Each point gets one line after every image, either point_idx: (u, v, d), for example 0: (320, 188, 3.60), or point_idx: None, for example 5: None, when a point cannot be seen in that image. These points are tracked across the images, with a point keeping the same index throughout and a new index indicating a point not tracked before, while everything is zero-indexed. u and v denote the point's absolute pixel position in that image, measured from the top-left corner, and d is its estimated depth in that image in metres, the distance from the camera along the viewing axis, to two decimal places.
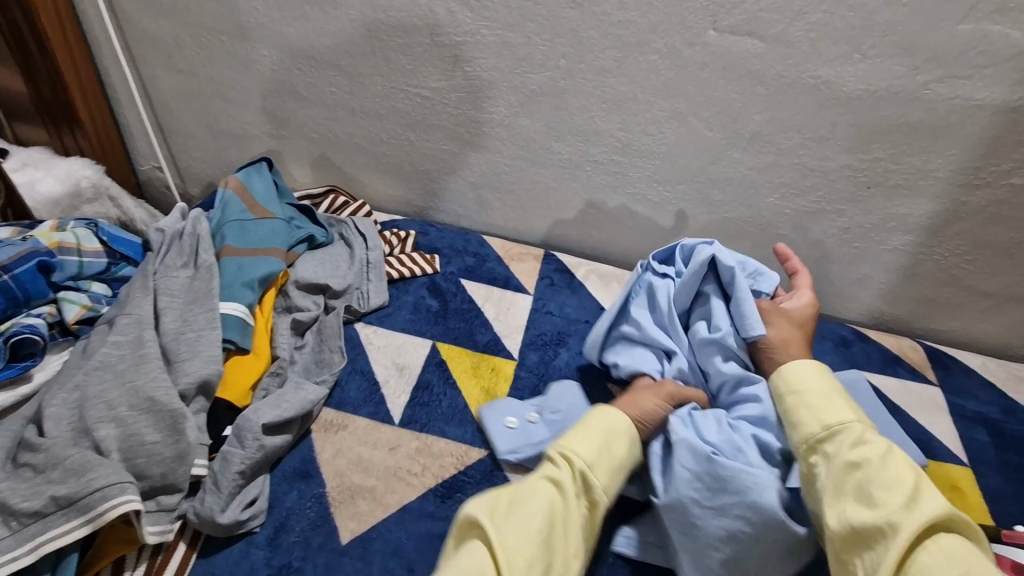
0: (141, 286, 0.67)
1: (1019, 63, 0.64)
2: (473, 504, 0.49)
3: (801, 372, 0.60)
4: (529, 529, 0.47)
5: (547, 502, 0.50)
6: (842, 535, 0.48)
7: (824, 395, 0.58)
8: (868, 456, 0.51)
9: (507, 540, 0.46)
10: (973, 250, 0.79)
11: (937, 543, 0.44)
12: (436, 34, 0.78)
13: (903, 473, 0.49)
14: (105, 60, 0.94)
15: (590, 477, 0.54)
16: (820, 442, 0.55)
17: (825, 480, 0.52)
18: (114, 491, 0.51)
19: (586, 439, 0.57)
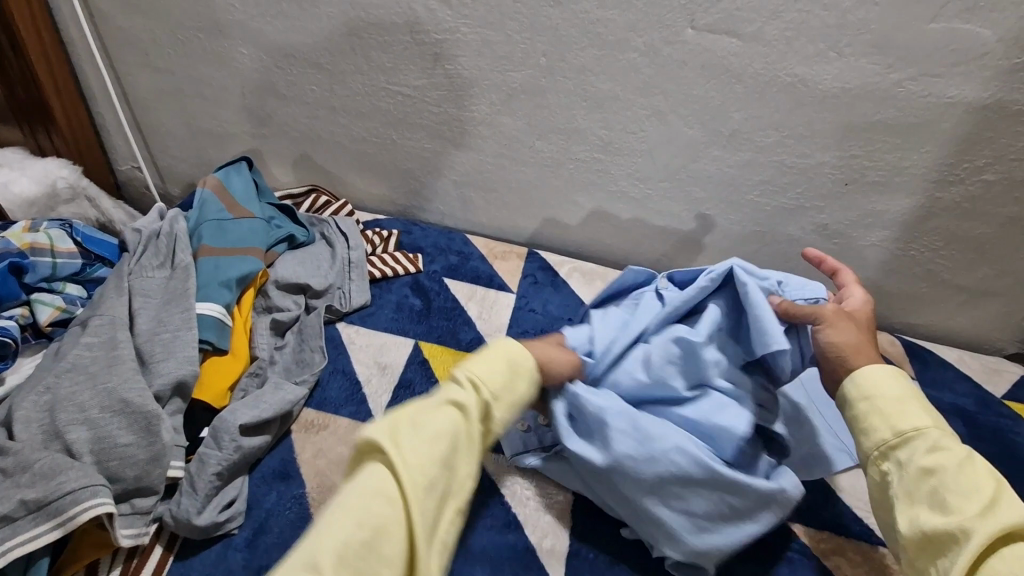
0: (115, 287, 0.67)
1: (989, 61, 0.65)
2: (374, 429, 0.42)
3: (869, 374, 0.51)
4: (433, 452, 0.41)
5: (450, 433, 0.42)
6: (912, 544, 0.44)
7: (897, 398, 0.49)
8: (947, 465, 0.45)
9: (409, 472, 0.39)
10: (948, 245, 0.80)
11: (1013, 553, 0.40)
12: (416, 32, 0.78)
13: (982, 482, 0.44)
14: (81, 58, 0.93)
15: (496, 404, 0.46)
16: (892, 448, 0.47)
17: (897, 486, 0.46)
18: (84, 495, 0.50)
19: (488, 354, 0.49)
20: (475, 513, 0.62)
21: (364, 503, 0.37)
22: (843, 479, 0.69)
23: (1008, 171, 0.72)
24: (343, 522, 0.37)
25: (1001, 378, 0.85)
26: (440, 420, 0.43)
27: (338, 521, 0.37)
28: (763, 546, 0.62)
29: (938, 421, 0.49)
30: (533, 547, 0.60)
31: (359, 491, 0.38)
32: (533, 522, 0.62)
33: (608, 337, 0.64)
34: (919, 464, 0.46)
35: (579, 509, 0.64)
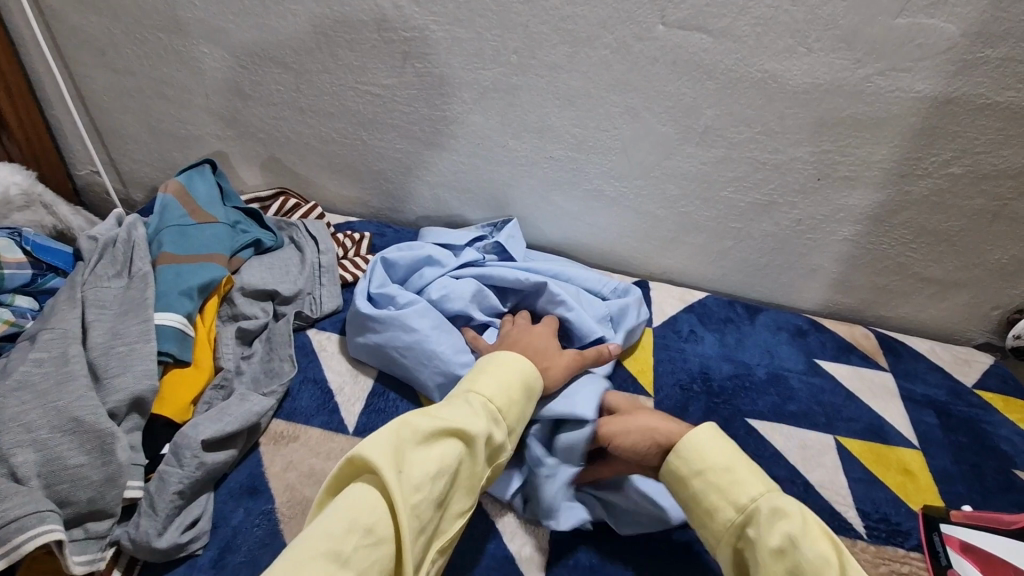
0: (67, 298, 0.63)
1: (953, 56, 0.66)
2: (378, 442, 0.45)
3: (700, 443, 0.52)
4: (435, 487, 0.46)
5: (453, 454, 0.48)
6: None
7: (726, 469, 0.50)
8: (791, 536, 0.45)
9: (410, 489, 0.44)
10: (918, 238, 0.82)
11: None
12: (384, 30, 0.76)
13: (825, 548, 0.44)
14: (31, 58, 0.88)
15: (499, 433, 0.53)
16: (739, 528, 0.48)
17: (756, 571, 0.46)
18: (30, 522, 0.48)
19: (500, 385, 0.55)
20: None
21: (363, 520, 0.41)
22: (819, 473, 0.69)
23: (973, 164, 0.74)
24: (343, 537, 0.40)
25: (971, 367, 0.87)
26: (446, 441, 0.48)
27: (337, 537, 0.40)
28: None
29: (768, 482, 0.50)
30: (512, 555, 0.59)
31: (360, 502, 0.42)
32: (511, 530, 0.61)
33: (452, 290, 0.73)
34: (770, 544, 0.46)
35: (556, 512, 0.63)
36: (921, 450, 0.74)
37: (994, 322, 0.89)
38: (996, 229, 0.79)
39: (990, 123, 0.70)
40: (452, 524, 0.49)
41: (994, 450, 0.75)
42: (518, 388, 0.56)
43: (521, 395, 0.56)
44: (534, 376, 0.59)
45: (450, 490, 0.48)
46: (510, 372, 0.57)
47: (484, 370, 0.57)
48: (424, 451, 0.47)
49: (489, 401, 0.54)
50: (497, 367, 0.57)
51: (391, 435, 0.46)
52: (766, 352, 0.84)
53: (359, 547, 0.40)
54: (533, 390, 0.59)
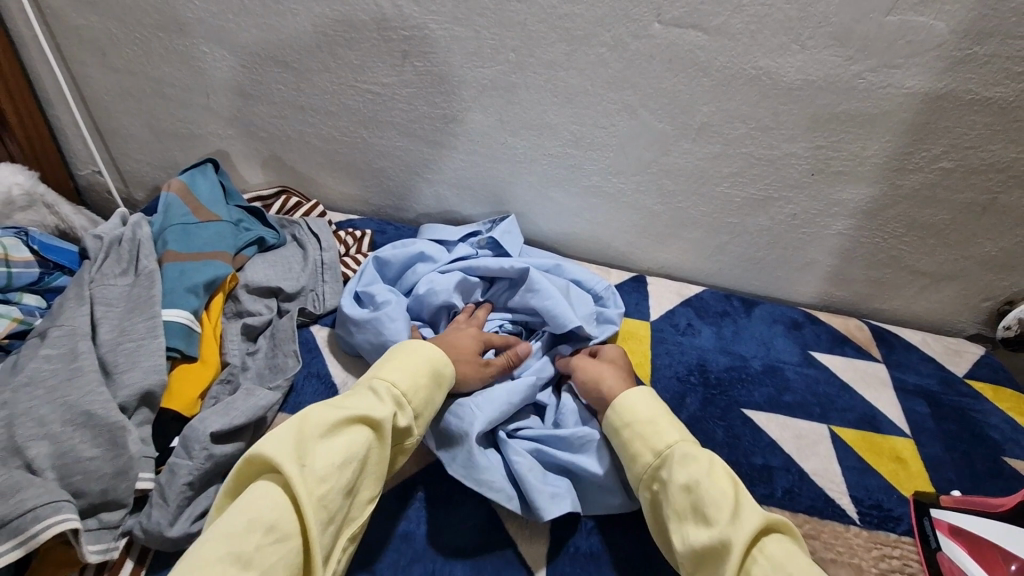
0: (75, 295, 0.64)
1: (942, 53, 0.67)
2: (276, 442, 0.47)
3: (628, 403, 0.61)
4: (335, 477, 0.48)
5: (355, 443, 0.50)
6: (689, 560, 0.51)
7: (650, 422, 0.59)
8: (696, 477, 0.53)
9: (312, 483, 0.46)
10: (910, 231, 0.83)
11: (762, 551, 0.48)
12: (384, 29, 0.77)
13: (722, 486, 0.52)
14: (32, 58, 0.89)
15: (405, 417, 0.55)
16: (656, 469, 0.56)
17: (666, 506, 0.54)
18: (46, 511, 0.49)
19: (405, 372, 0.57)
20: (455, 511, 0.60)
21: (262, 518, 0.44)
22: (814, 461, 0.71)
23: (963, 158, 0.75)
24: (247, 536, 0.43)
25: (962, 358, 0.88)
26: (347, 431, 0.51)
27: (239, 537, 0.42)
28: None
29: (686, 436, 0.58)
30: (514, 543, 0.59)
31: (259, 502, 0.45)
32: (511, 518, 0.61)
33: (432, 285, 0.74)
34: (679, 481, 0.53)
35: None
36: (913, 438, 0.75)
37: (984, 313, 0.91)
38: (987, 221, 0.80)
39: (979, 117, 0.71)
40: (363, 509, 0.52)
41: (984, 438, 0.77)
42: (425, 372, 0.59)
43: (429, 381, 0.58)
44: (443, 361, 0.61)
45: (358, 477, 0.51)
46: (416, 359, 0.59)
47: (390, 360, 0.59)
48: (326, 444, 0.49)
49: (395, 388, 0.56)
50: (405, 356, 0.59)
51: (289, 432, 0.48)
52: (762, 344, 0.85)
53: (261, 544, 0.43)
54: (445, 375, 0.60)
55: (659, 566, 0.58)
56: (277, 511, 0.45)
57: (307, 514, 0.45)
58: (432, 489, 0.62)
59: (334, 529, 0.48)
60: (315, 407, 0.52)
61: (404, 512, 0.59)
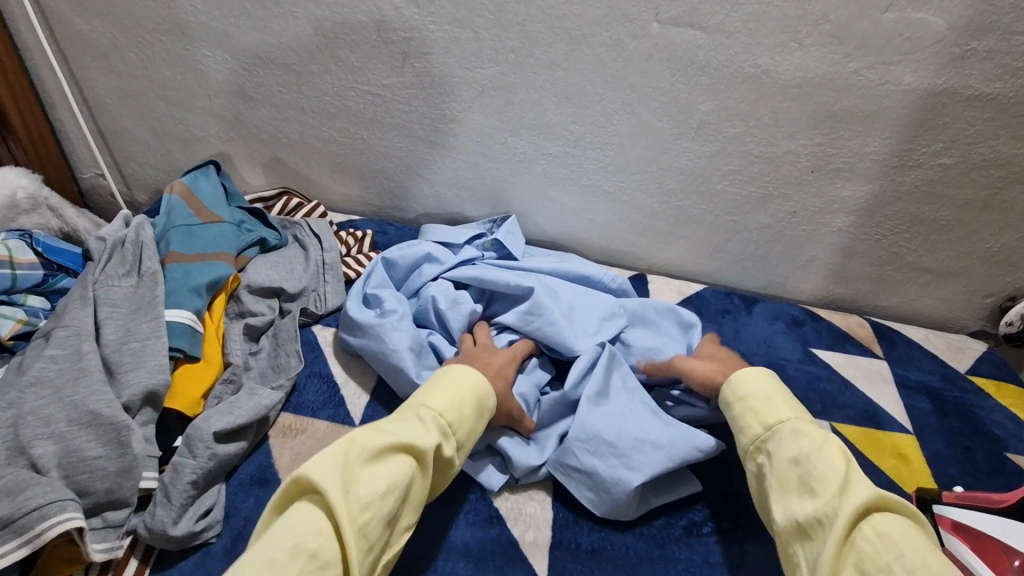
0: (80, 296, 0.65)
1: (940, 49, 0.67)
2: (321, 466, 0.46)
3: (744, 378, 0.61)
4: (378, 507, 0.47)
5: (400, 473, 0.49)
6: (790, 530, 0.51)
7: (764, 398, 0.59)
8: (806, 452, 0.53)
9: (354, 510, 0.45)
10: (911, 228, 0.83)
11: (873, 529, 0.47)
12: (383, 31, 0.78)
13: (835, 462, 0.52)
14: (36, 62, 0.90)
15: (449, 447, 0.54)
16: (764, 442, 0.57)
17: (772, 478, 0.55)
18: (53, 509, 0.49)
19: (450, 399, 0.56)
20: (457, 509, 0.60)
21: (306, 544, 0.43)
22: None
23: (962, 155, 0.75)
24: (287, 560, 0.42)
25: (964, 355, 0.88)
26: (392, 459, 0.49)
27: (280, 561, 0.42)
28: (741, 527, 0.61)
29: (804, 416, 0.58)
30: (517, 540, 0.58)
31: (305, 524, 0.44)
32: (515, 516, 0.60)
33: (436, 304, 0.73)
34: (788, 455, 0.54)
35: (558, 492, 0.63)
36: (914, 435, 0.75)
37: (986, 309, 0.91)
38: (988, 217, 0.80)
39: (979, 113, 0.72)
40: (401, 537, 0.51)
41: (986, 435, 0.77)
42: (470, 399, 0.57)
43: (472, 412, 0.57)
44: (488, 390, 0.59)
45: (399, 507, 0.49)
46: (462, 384, 0.57)
47: (434, 384, 0.57)
48: (369, 471, 0.48)
49: (439, 415, 0.54)
50: (450, 381, 0.57)
51: (335, 455, 0.47)
52: (763, 341, 0.85)
53: (303, 570, 0.42)
54: (489, 405, 0.59)
55: (660, 562, 0.58)
56: (319, 538, 0.44)
57: (349, 543, 0.44)
58: None
59: (373, 558, 0.47)
60: (360, 430, 0.51)
61: None
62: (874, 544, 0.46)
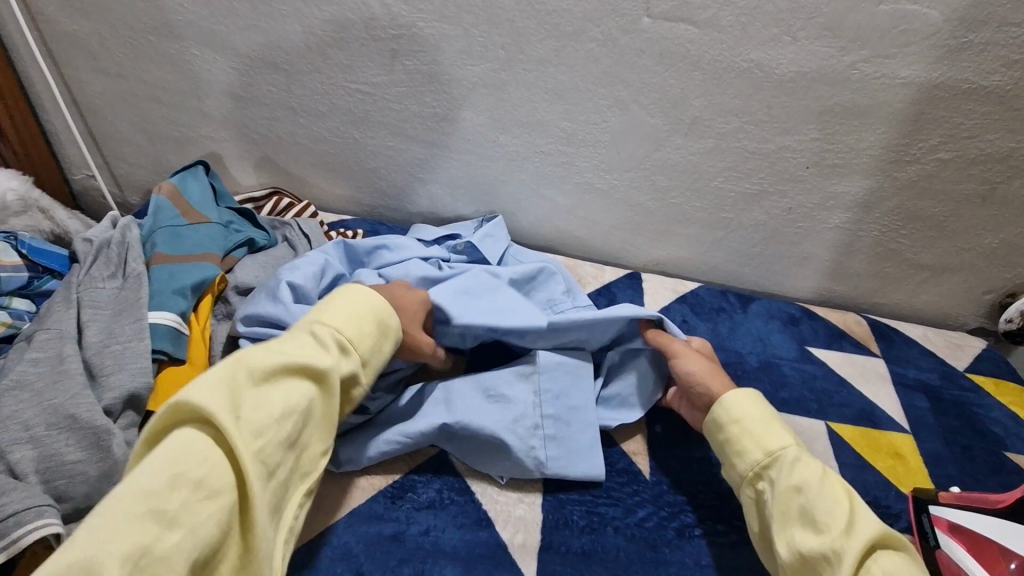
0: (62, 299, 0.64)
1: (936, 42, 0.66)
2: (204, 392, 0.43)
3: (746, 400, 0.60)
4: (275, 427, 0.46)
5: (296, 396, 0.49)
6: (793, 565, 0.50)
7: (761, 421, 0.58)
8: (809, 481, 0.53)
9: (246, 435, 0.44)
10: (908, 224, 0.82)
11: (881, 568, 0.47)
12: (372, 28, 0.77)
13: (838, 494, 0.52)
14: (25, 63, 0.89)
15: (350, 365, 0.54)
16: (764, 468, 0.55)
17: (772, 506, 0.53)
18: (29, 516, 0.49)
19: (350, 320, 0.56)
20: (445, 512, 0.59)
21: (191, 473, 0.40)
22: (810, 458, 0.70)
23: (960, 149, 0.74)
24: (170, 492, 0.39)
25: (963, 352, 0.87)
26: (287, 382, 0.49)
27: (158, 495, 0.38)
28: (735, 530, 0.60)
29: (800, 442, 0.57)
30: (505, 543, 0.58)
31: (190, 453, 0.41)
32: (504, 519, 0.59)
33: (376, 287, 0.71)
34: (788, 484, 0.53)
35: (548, 493, 0.62)
36: (912, 434, 0.74)
37: (986, 306, 0.90)
38: (987, 213, 0.79)
39: (977, 107, 0.70)
40: (307, 464, 0.51)
41: (985, 434, 0.76)
42: (369, 319, 0.57)
43: (373, 331, 0.57)
44: (386, 309, 0.59)
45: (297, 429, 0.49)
46: (358, 305, 0.57)
47: (331, 304, 0.57)
48: (260, 395, 0.47)
49: (338, 335, 0.54)
50: (349, 302, 0.58)
51: (222, 381, 0.45)
52: (759, 340, 0.84)
53: (189, 502, 0.39)
54: (392, 327, 0.59)
55: (651, 565, 0.57)
56: (210, 467, 0.41)
57: (246, 468, 0.42)
58: (423, 489, 0.61)
59: (276, 484, 0.46)
60: (240, 352, 0.48)
61: (393, 513, 0.59)
62: None
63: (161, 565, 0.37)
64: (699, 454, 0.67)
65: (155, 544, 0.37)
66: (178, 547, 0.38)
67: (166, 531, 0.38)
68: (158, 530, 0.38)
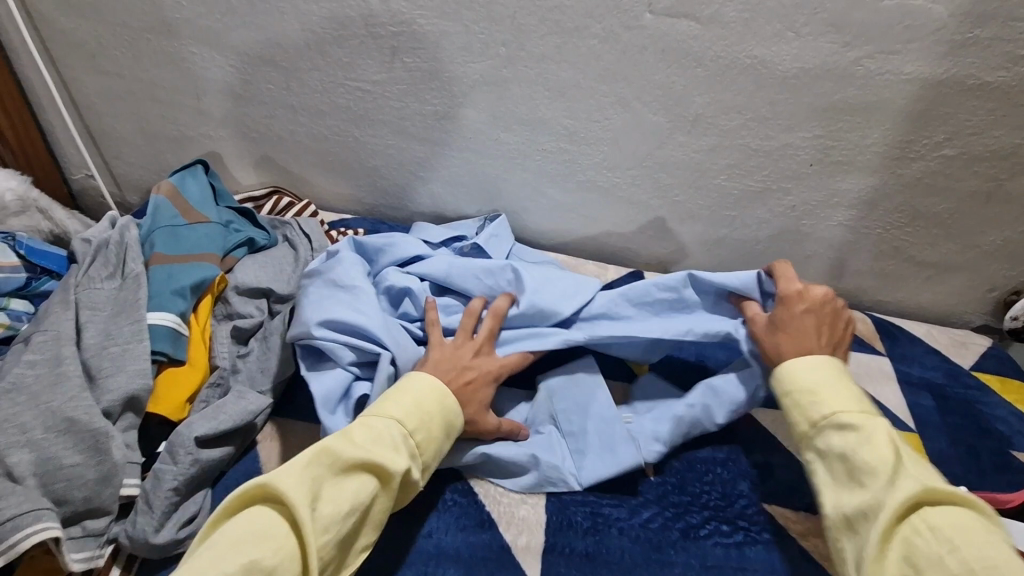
0: (61, 301, 0.64)
1: (941, 37, 0.66)
2: (281, 481, 0.45)
3: (795, 368, 0.58)
4: (336, 529, 0.45)
5: (362, 494, 0.47)
6: (840, 526, 0.49)
7: (809, 388, 0.56)
8: (854, 445, 0.51)
9: (314, 533, 0.44)
10: (912, 221, 0.81)
11: (926, 524, 0.44)
12: (371, 26, 0.76)
13: (884, 453, 0.49)
14: (22, 62, 0.88)
15: (417, 466, 0.52)
16: (811, 435, 0.54)
17: (821, 474, 0.52)
18: (28, 520, 0.49)
19: (422, 413, 0.53)
20: (448, 514, 0.59)
21: (262, 562, 0.41)
22: None
23: (965, 145, 0.73)
24: None
25: (968, 350, 0.87)
26: (356, 478, 0.48)
27: None
28: (740, 530, 0.60)
29: (855, 405, 0.54)
30: (508, 545, 0.57)
31: (257, 544, 0.42)
32: (507, 520, 0.59)
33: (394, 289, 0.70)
34: (834, 449, 0.52)
35: (551, 494, 0.61)
36: (917, 433, 0.74)
37: (991, 304, 0.89)
38: (992, 210, 0.79)
39: (982, 103, 0.70)
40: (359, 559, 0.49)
41: (991, 432, 0.75)
42: (441, 416, 0.54)
43: (442, 429, 0.54)
44: (457, 410, 0.56)
45: (357, 528, 0.48)
46: (433, 396, 0.55)
47: (408, 390, 0.55)
48: (331, 489, 0.46)
49: (409, 433, 0.52)
50: (425, 391, 0.55)
51: (301, 471, 0.46)
52: None
53: None
54: (457, 425, 0.56)
55: (655, 566, 0.56)
56: (269, 561, 0.42)
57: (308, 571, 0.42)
58: (425, 491, 0.60)
59: None
60: (326, 441, 0.49)
61: (396, 514, 0.58)
62: (928, 538, 0.43)
63: None
64: (704, 454, 0.66)
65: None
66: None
67: None
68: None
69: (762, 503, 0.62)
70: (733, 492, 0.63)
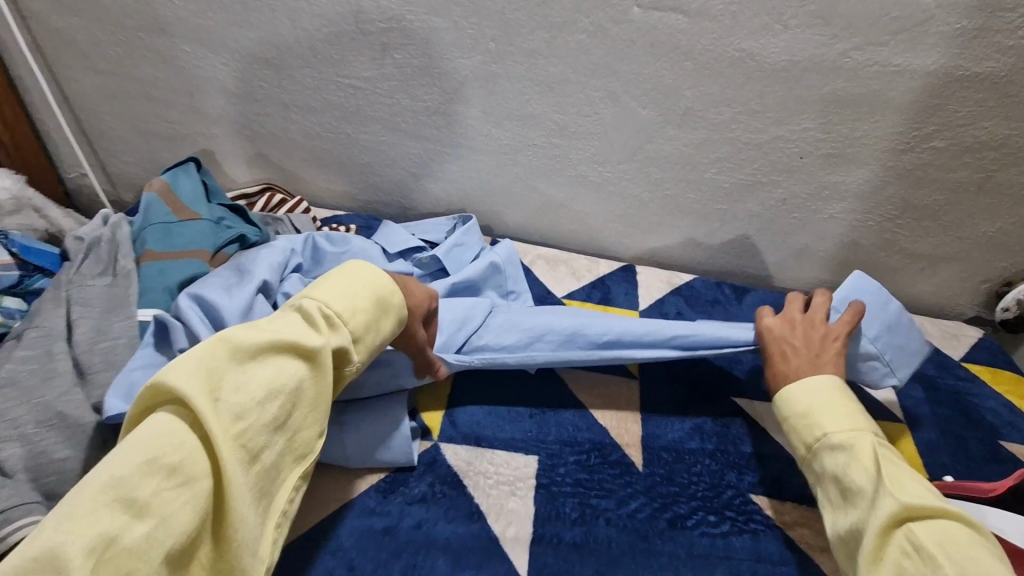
0: (53, 297, 0.65)
1: (930, 28, 0.66)
2: (179, 372, 0.41)
3: (789, 394, 0.59)
4: (258, 412, 0.43)
5: (283, 374, 0.46)
6: (841, 545, 0.51)
7: (802, 411, 0.58)
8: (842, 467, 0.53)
9: (222, 421, 0.41)
10: (903, 213, 0.82)
11: (911, 545, 0.45)
12: (360, 22, 0.76)
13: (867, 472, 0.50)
14: (15, 61, 0.89)
15: (346, 343, 0.50)
16: (808, 459, 0.56)
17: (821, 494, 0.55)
18: (19, 512, 0.50)
19: (343, 297, 0.52)
20: (437, 506, 0.59)
21: (170, 458, 0.38)
22: None
23: (955, 137, 0.73)
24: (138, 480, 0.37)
25: (960, 342, 0.87)
26: (272, 360, 0.45)
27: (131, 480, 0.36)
28: (727, 519, 0.60)
29: (847, 421, 0.55)
30: (497, 536, 0.58)
31: (164, 439, 0.38)
32: (496, 511, 0.59)
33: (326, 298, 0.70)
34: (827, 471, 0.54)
35: (540, 485, 0.62)
36: (907, 424, 0.74)
37: (983, 295, 0.90)
38: (984, 201, 0.79)
39: (972, 94, 0.70)
40: (303, 444, 0.48)
41: (981, 423, 0.75)
42: (365, 296, 0.53)
43: (370, 305, 0.53)
44: (387, 286, 0.55)
45: (290, 412, 0.46)
46: (357, 280, 0.54)
47: (327, 279, 0.53)
48: (247, 374, 0.44)
49: (330, 312, 0.50)
50: (348, 277, 0.54)
51: (200, 359, 0.42)
52: None
53: (160, 488, 0.37)
54: (392, 302, 0.56)
55: (643, 555, 0.57)
56: (187, 452, 0.39)
57: (221, 457, 0.40)
58: (415, 483, 0.61)
59: (260, 467, 0.44)
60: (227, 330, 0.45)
61: (387, 506, 0.59)
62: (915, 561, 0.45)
63: (128, 555, 0.35)
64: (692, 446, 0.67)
65: (120, 533, 0.35)
66: (146, 539, 0.36)
67: (132, 520, 0.36)
68: (127, 519, 0.36)
69: (750, 493, 0.63)
70: (720, 484, 0.64)
